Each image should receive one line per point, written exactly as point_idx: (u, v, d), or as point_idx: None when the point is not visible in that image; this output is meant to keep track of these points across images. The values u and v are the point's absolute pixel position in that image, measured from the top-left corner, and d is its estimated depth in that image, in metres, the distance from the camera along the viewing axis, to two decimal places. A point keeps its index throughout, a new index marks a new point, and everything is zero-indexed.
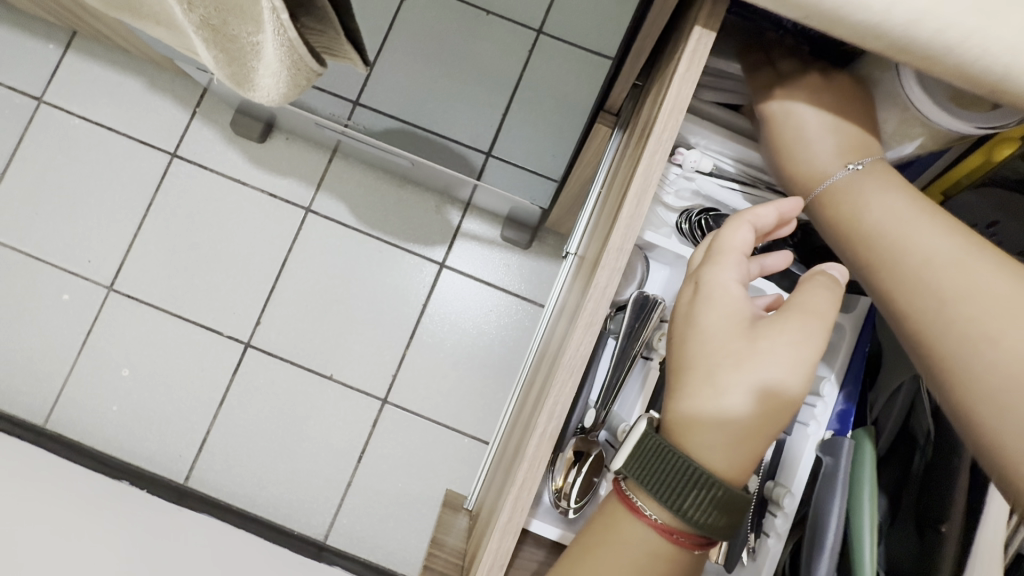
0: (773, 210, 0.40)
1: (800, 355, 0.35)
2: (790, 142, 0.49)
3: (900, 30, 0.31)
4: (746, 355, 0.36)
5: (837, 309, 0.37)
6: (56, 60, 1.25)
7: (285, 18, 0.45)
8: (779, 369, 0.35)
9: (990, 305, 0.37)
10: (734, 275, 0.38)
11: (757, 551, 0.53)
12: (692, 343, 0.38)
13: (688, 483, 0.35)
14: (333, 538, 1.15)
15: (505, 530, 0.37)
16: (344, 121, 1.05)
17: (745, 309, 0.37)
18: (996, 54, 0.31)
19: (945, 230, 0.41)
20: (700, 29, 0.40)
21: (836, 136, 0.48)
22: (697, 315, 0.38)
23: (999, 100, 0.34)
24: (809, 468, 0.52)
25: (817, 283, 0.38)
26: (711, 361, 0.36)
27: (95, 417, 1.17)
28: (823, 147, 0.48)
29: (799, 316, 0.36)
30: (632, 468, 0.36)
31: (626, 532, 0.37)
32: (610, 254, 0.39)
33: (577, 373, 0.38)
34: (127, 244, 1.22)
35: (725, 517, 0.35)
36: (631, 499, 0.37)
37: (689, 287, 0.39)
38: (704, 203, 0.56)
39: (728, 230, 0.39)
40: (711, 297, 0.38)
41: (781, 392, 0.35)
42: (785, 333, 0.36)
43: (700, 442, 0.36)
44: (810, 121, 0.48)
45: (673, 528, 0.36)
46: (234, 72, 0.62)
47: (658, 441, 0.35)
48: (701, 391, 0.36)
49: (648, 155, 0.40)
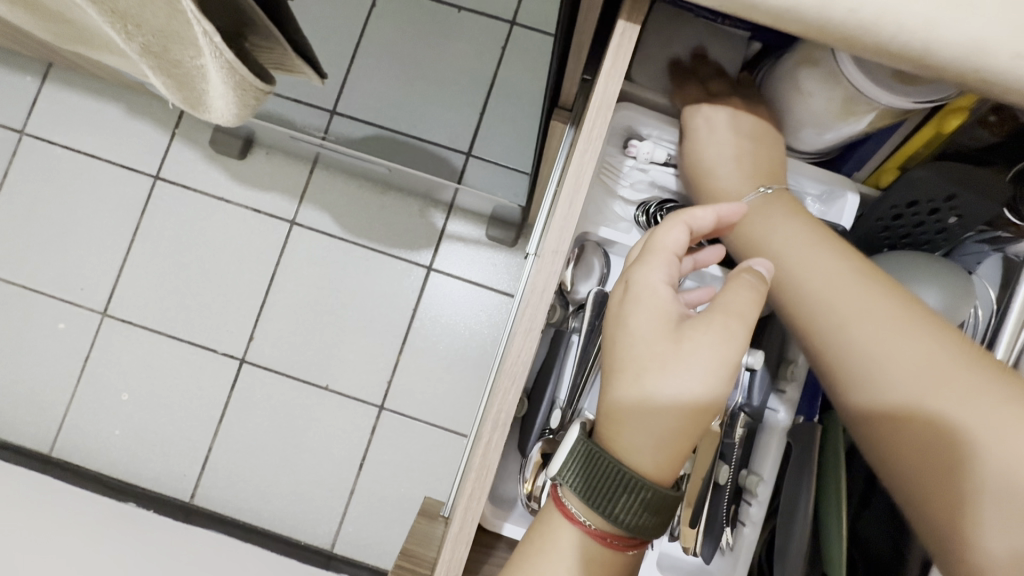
0: (710, 212, 0.41)
1: (722, 355, 0.36)
2: (713, 168, 0.52)
3: (814, 13, 0.31)
4: (671, 358, 0.37)
5: (758, 307, 0.38)
6: (35, 92, 1.26)
7: (217, 41, 0.45)
8: (702, 368, 0.36)
9: (872, 320, 0.45)
10: (661, 273, 0.39)
11: (736, 543, 0.54)
12: (624, 345, 0.38)
13: (618, 487, 0.36)
14: (340, 546, 1.16)
15: (456, 542, 0.38)
16: (321, 134, 1.05)
17: (674, 309, 0.38)
18: (913, 29, 0.30)
19: (836, 255, 0.48)
20: (624, 22, 0.40)
21: (753, 162, 0.52)
22: (626, 316, 0.39)
23: (925, 74, 0.33)
24: (780, 452, 0.53)
25: (741, 282, 0.38)
26: (640, 363, 0.37)
27: (99, 441, 1.19)
28: (741, 174, 0.51)
29: (722, 317, 0.37)
30: (565, 475, 0.38)
31: (562, 540, 0.38)
32: (549, 257, 0.40)
33: (520, 379, 0.38)
34: (118, 270, 1.24)
35: (655, 517, 0.37)
36: (565, 506, 0.39)
37: (620, 286, 0.40)
38: (660, 193, 0.57)
39: (663, 230, 0.40)
40: (639, 297, 0.39)
41: (697, 397, 0.36)
42: (707, 333, 0.36)
43: (628, 443, 0.37)
44: (728, 152, 0.51)
45: (606, 532, 0.38)
46: (187, 96, 0.62)
47: (588, 446, 0.37)
48: (630, 393, 0.37)
49: (580, 153, 0.41)
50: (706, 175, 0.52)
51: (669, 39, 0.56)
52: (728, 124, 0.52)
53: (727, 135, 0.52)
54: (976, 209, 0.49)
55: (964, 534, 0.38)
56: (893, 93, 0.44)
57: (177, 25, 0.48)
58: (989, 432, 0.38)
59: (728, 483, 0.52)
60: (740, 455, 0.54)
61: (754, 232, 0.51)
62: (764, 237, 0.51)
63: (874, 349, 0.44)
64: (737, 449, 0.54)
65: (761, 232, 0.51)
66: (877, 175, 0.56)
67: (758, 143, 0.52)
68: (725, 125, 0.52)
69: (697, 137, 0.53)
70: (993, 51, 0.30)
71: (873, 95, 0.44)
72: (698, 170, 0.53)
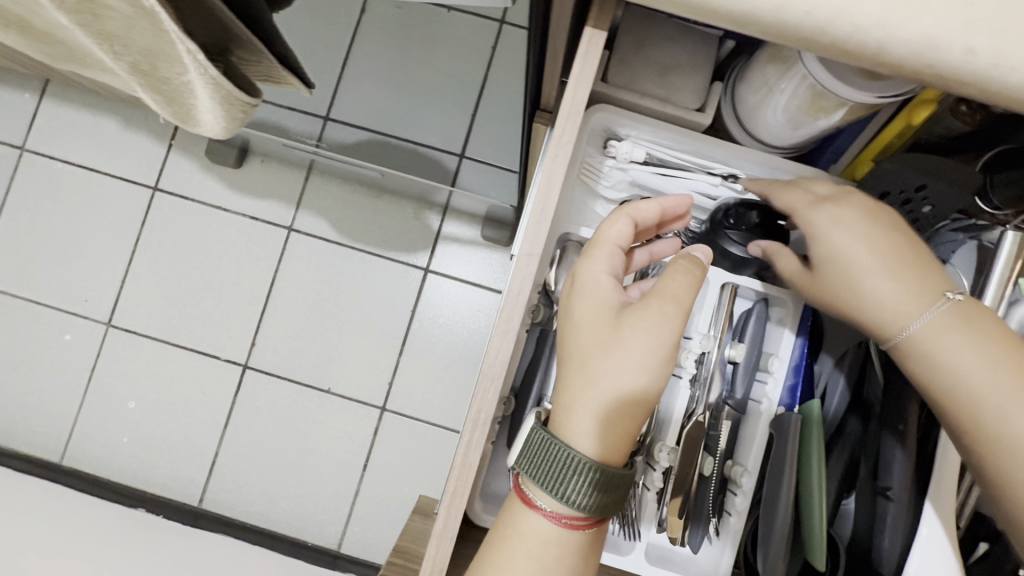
0: (655, 206, 0.46)
1: (657, 338, 0.41)
2: (852, 268, 0.47)
3: (770, 15, 0.32)
4: (613, 345, 0.41)
5: (693, 290, 0.43)
6: (33, 108, 1.28)
7: (201, 58, 0.46)
8: (642, 351, 0.41)
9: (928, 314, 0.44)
10: (603, 264, 0.44)
11: (721, 529, 0.56)
12: (571, 336, 0.43)
13: (569, 470, 0.40)
14: (347, 546, 1.18)
15: (441, 537, 0.43)
16: (315, 141, 1.07)
17: (614, 298, 0.43)
18: (866, 29, 0.31)
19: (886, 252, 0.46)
20: (591, 29, 0.42)
21: (913, 269, 0.46)
22: (573, 306, 0.44)
23: (882, 71, 0.34)
24: (763, 442, 0.56)
25: (679, 268, 0.43)
26: (584, 352, 0.42)
27: (108, 450, 1.21)
28: (883, 262, 0.46)
29: (659, 303, 0.41)
30: (521, 462, 0.42)
31: (523, 524, 0.42)
32: (523, 257, 0.43)
33: (499, 378, 0.42)
34: (120, 281, 1.26)
35: (606, 495, 0.40)
36: (525, 492, 0.42)
37: (568, 280, 0.45)
38: (640, 192, 0.58)
39: (607, 224, 0.45)
40: (583, 289, 0.43)
41: (634, 382, 0.40)
42: (643, 320, 0.41)
43: (575, 429, 0.41)
44: (867, 249, 0.46)
45: (561, 513, 0.41)
46: (177, 110, 0.64)
47: (541, 435, 0.41)
48: (577, 380, 0.42)
49: (552, 156, 0.43)
50: (848, 278, 0.47)
51: (644, 40, 0.57)
52: (864, 233, 0.47)
53: (858, 233, 0.47)
54: (949, 199, 0.50)
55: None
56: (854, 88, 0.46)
57: (161, 43, 0.50)
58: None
59: (715, 473, 0.54)
60: (725, 447, 0.56)
61: (917, 337, 0.44)
62: (928, 334, 0.44)
63: (946, 358, 0.43)
64: (723, 441, 0.55)
65: (928, 337, 0.44)
66: (852, 168, 0.58)
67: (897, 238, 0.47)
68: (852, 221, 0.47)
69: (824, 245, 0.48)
70: (944, 46, 0.31)
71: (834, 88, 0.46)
72: (837, 276, 0.48)
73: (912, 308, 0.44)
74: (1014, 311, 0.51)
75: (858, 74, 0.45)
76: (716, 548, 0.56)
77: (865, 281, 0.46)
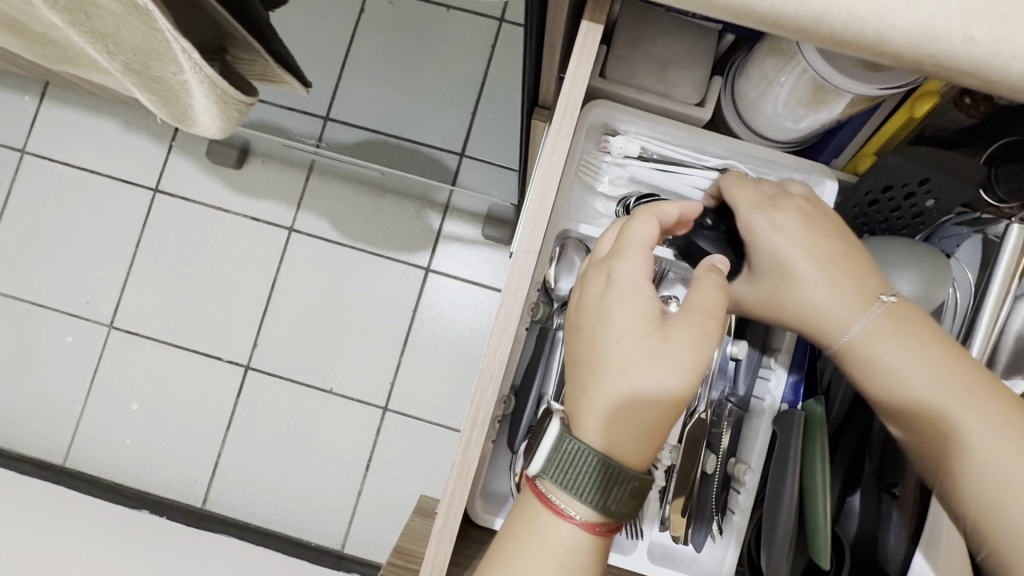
0: (675, 209, 0.47)
1: (700, 349, 0.41)
2: (795, 275, 0.47)
3: (765, 5, 0.31)
4: (658, 355, 0.41)
5: (722, 300, 0.43)
6: (34, 111, 1.28)
7: (196, 57, 0.46)
8: (688, 360, 0.41)
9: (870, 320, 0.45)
10: (639, 266, 0.43)
11: (725, 527, 0.56)
12: (609, 342, 0.42)
13: (603, 479, 0.40)
14: (351, 546, 1.17)
15: (440, 537, 0.43)
16: (315, 140, 1.06)
17: (653, 303, 0.42)
18: (864, 18, 0.31)
19: (826, 260, 0.47)
20: (587, 23, 0.41)
21: (849, 272, 0.47)
22: (610, 310, 0.43)
23: (881, 60, 0.33)
24: (767, 443, 0.55)
25: (707, 282, 0.44)
26: (626, 360, 0.41)
27: (112, 452, 1.22)
28: (826, 271, 0.47)
29: (704, 317, 0.42)
30: (550, 472, 0.41)
31: (551, 532, 0.41)
32: (522, 252, 0.43)
33: (498, 375, 0.43)
34: (122, 282, 1.26)
35: (635, 501, 0.41)
36: (553, 502, 0.42)
37: (601, 279, 0.44)
38: (640, 188, 0.58)
39: (637, 224, 0.44)
40: (622, 291, 0.43)
41: (674, 394, 0.40)
42: (687, 331, 0.41)
43: (606, 435, 0.40)
44: (805, 255, 0.47)
45: (594, 521, 0.41)
46: (173, 110, 0.64)
47: (574, 445, 0.40)
48: (613, 385, 0.41)
49: (551, 150, 0.43)
50: (786, 282, 0.48)
51: (641, 36, 0.57)
52: (802, 238, 0.47)
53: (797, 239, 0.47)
54: (952, 191, 0.50)
55: (998, 530, 0.38)
56: (854, 80, 0.45)
57: (156, 43, 0.49)
58: (981, 431, 0.40)
59: (716, 471, 0.54)
60: (727, 445, 0.56)
61: (857, 343, 0.45)
62: (871, 344, 0.45)
63: (891, 364, 0.44)
64: (725, 440, 0.55)
65: (865, 342, 0.45)
66: (855, 162, 0.57)
67: (835, 244, 0.48)
68: (791, 225, 0.48)
69: (766, 251, 0.49)
70: (945, 35, 0.31)
71: (834, 80, 0.45)
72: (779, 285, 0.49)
73: (847, 313, 0.46)
74: (1017, 308, 0.51)
75: (858, 65, 0.44)
76: (719, 547, 0.56)
77: (806, 287, 0.47)
